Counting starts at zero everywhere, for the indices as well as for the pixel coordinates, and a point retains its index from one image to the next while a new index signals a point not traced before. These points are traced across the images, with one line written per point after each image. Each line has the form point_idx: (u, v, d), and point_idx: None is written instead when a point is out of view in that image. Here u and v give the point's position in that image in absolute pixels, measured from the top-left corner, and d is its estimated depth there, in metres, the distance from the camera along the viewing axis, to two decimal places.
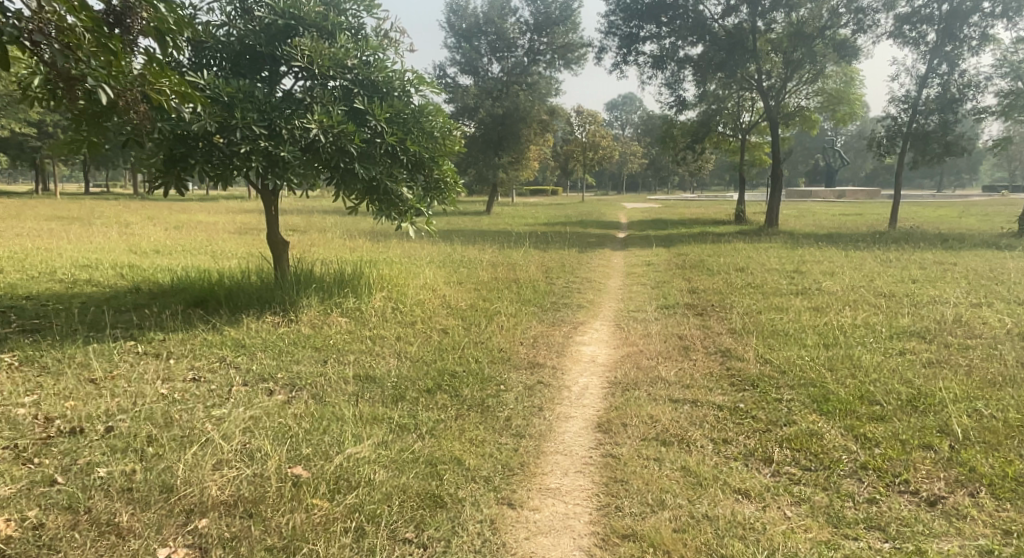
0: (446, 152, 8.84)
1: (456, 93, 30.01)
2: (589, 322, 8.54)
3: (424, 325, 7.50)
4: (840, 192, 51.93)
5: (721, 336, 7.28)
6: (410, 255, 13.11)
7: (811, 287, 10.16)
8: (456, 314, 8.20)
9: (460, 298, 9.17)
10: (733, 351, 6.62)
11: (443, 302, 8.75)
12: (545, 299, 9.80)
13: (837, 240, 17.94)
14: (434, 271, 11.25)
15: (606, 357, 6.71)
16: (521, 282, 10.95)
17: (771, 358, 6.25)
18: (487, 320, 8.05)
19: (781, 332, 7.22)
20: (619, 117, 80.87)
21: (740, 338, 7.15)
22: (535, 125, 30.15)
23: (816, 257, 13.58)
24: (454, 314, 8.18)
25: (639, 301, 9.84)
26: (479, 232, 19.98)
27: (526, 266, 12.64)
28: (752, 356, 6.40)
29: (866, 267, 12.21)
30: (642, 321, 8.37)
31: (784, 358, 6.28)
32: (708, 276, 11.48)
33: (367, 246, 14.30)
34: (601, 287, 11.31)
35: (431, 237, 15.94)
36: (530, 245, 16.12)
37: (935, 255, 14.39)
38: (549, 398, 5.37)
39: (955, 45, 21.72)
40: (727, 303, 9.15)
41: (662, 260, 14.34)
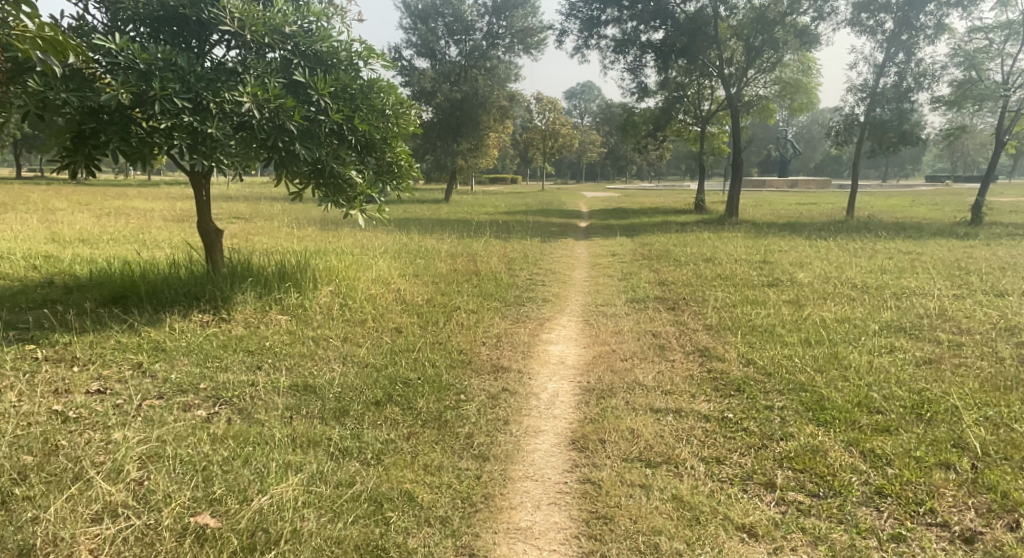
0: (400, 132, 8.13)
1: (412, 76, 29.05)
2: (555, 317, 7.95)
3: (374, 323, 6.79)
4: (794, 182, 52.65)
5: (696, 333, 6.78)
6: (363, 245, 12.33)
7: (783, 278, 9.76)
8: (411, 311, 7.50)
9: (416, 292, 8.46)
10: (710, 350, 6.12)
11: (397, 297, 8.03)
12: (508, 292, 9.16)
13: (800, 229, 17.77)
14: (389, 263, 10.50)
15: (576, 358, 6.13)
16: (482, 275, 10.28)
17: (755, 359, 5.75)
18: (445, 317, 7.38)
19: (760, 328, 6.75)
20: (577, 105, 80.52)
21: (717, 335, 6.66)
22: (494, 111, 29.41)
23: (784, 247, 13.24)
24: (408, 311, 7.49)
25: (607, 294, 9.27)
26: (437, 220, 19.28)
27: (487, 257, 12.00)
28: (732, 355, 5.89)
29: (835, 257, 11.90)
30: (610, 316, 7.83)
31: (768, 357, 5.78)
32: (676, 267, 11.01)
33: (317, 235, 13.45)
34: (566, 278, 10.72)
35: (386, 227, 15.16)
36: (490, 234, 15.48)
37: (900, 244, 14.22)
38: (514, 407, 4.76)
39: (911, 33, 21.74)
40: (699, 295, 8.67)
41: (627, 250, 13.84)
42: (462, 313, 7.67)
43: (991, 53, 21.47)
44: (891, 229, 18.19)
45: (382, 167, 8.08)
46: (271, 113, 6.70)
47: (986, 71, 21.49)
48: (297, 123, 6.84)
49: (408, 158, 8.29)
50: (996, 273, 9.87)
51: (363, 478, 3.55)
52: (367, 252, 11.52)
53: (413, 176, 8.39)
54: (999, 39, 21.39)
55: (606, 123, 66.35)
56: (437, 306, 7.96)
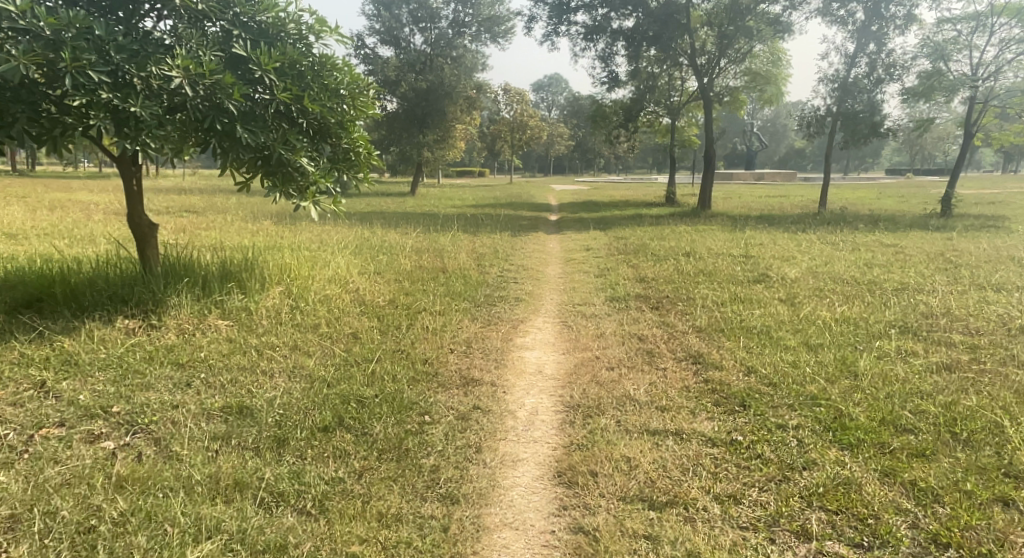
0: (357, 116, 7.36)
1: (376, 65, 28.06)
2: (530, 319, 7.28)
3: (328, 329, 6.04)
4: (759, 175, 52.75)
5: (687, 336, 6.16)
6: (322, 240, 11.49)
7: (769, 273, 9.23)
8: (371, 314, 6.75)
9: (378, 292, 7.70)
10: (704, 355, 5.52)
11: (356, 299, 7.27)
12: (478, 291, 8.45)
13: (775, 221, 17.40)
14: (350, 260, 9.73)
15: (557, 368, 5.46)
16: (451, 272, 9.54)
17: (755, 366, 5.14)
18: (410, 321, 6.65)
19: (755, 330, 6.15)
20: (544, 98, 79.87)
21: (709, 338, 6.05)
22: (461, 101, 28.58)
23: (763, 240, 12.75)
24: (369, 314, 6.74)
25: (586, 292, 8.63)
26: (402, 214, 18.47)
27: (454, 253, 11.26)
28: (731, 362, 5.29)
29: (816, 250, 11.43)
30: (590, 317, 7.17)
31: (769, 364, 5.20)
32: (655, 263, 10.40)
33: (273, 230, 12.54)
34: (539, 275, 10.04)
35: (346, 222, 14.32)
36: (458, 228, 14.75)
37: (879, 237, 13.84)
38: (488, 431, 4.08)
39: (881, 24, 21.52)
40: (683, 293, 8.07)
41: (601, 244, 13.22)
42: (430, 315, 6.94)
43: (959, 45, 21.33)
44: (865, 222, 17.94)
45: (336, 155, 7.33)
46: (207, 89, 5.89)
47: (954, 62, 21.35)
48: (237, 102, 6.05)
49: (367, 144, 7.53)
50: (985, 265, 9.46)
51: (310, 548, 2.89)
52: (326, 248, 10.69)
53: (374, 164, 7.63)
54: (966, 31, 21.26)
55: (574, 116, 65.88)
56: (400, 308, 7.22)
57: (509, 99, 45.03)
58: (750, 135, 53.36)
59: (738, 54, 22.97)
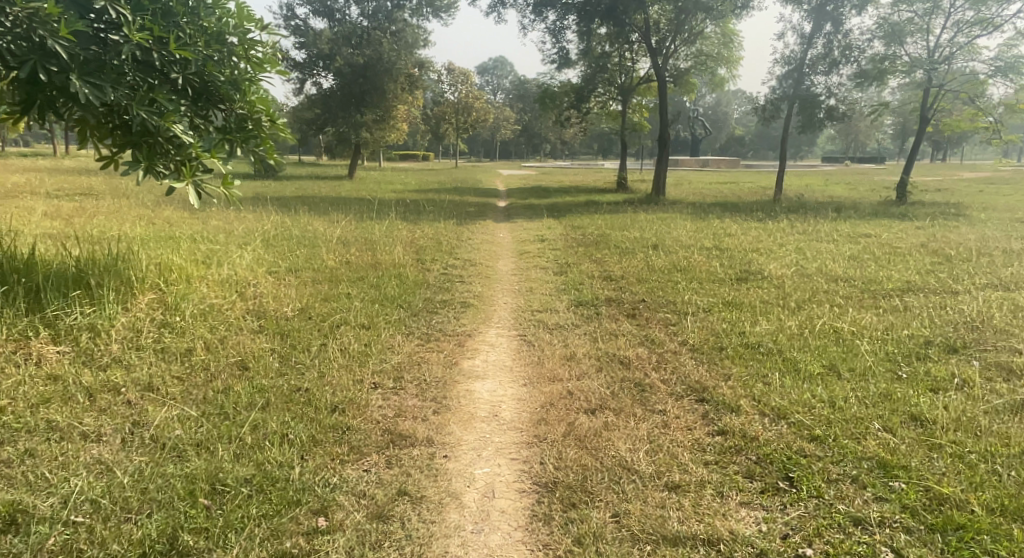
0: (256, 74, 5.84)
1: (308, 37, 25.93)
2: (480, 334, 5.85)
3: (207, 358, 4.47)
4: (703, 161, 52.53)
5: (678, 356, 4.85)
6: (233, 232, 9.79)
7: (752, 270, 8.05)
8: (273, 331, 5.20)
9: (289, 300, 6.15)
10: (709, 388, 4.20)
11: (257, 311, 5.70)
12: (415, 296, 6.95)
13: (735, 209, 16.42)
14: (262, 257, 8.11)
15: (519, 410, 4.07)
16: (385, 271, 8.01)
17: (780, 405, 3.85)
18: (325, 340, 5.16)
19: (762, 349, 4.87)
20: (490, 83, 78.10)
21: (707, 359, 4.76)
22: (402, 79, 26.70)
23: (732, 229, 11.58)
24: (270, 334, 5.21)
25: (545, 296, 7.25)
26: (335, 200, 16.74)
27: (390, 245, 9.72)
28: (747, 397, 4.00)
29: (794, 242, 10.32)
30: (554, 332, 5.80)
31: (799, 401, 3.92)
32: (620, 258, 9.08)
33: (175, 218, 10.71)
34: (489, 273, 8.60)
35: (267, 211, 12.58)
36: (397, 216, 13.17)
37: (852, 225, 12.88)
38: (422, 546, 2.67)
39: (836, 5, 20.66)
40: (660, 295, 6.79)
41: (557, 235, 11.83)
42: (352, 331, 5.45)
43: (913, 28, 20.56)
44: (828, 208, 17.13)
45: (227, 123, 5.87)
46: (21, 23, 4.31)
47: (909, 45, 20.56)
48: (67, 41, 4.46)
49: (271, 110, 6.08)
50: (987, 258, 8.44)
51: None
52: (235, 241, 9.01)
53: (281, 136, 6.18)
54: (921, 13, 20.49)
55: (520, 101, 64.45)
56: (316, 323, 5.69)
57: (453, 80, 43.47)
58: (695, 122, 53.03)
59: (691, 35, 21.85)
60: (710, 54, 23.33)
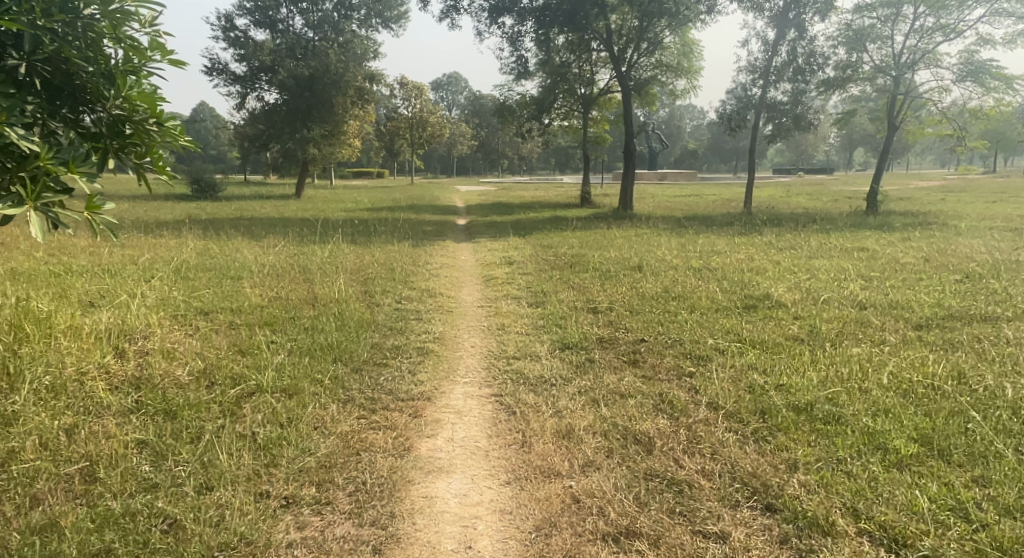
0: (139, 63, 4.54)
1: (248, 49, 24.24)
2: (442, 400, 4.52)
3: (47, 468, 3.16)
4: (661, 173, 52.10)
5: (708, 422, 3.64)
6: (146, 267, 8.30)
7: (760, 295, 6.92)
8: (160, 415, 3.87)
9: (192, 361, 4.76)
10: (766, 482, 2.99)
11: (144, 383, 4.32)
12: (359, 342, 5.60)
13: (711, 221, 15.45)
14: (172, 298, 6.68)
15: (501, 536, 2.87)
16: (325, 309, 6.64)
17: (876, 521, 2.71)
18: (231, 421, 3.82)
19: (818, 406, 3.70)
20: (444, 98, 76.61)
21: (750, 425, 3.55)
22: (351, 92, 25.18)
23: (717, 246, 10.50)
24: (154, 418, 3.85)
25: (520, 336, 5.97)
26: (278, 220, 15.15)
27: (333, 274, 8.33)
28: (828, 502, 2.83)
29: (791, 258, 9.24)
30: (537, 392, 4.53)
31: (903, 511, 2.75)
32: (603, 283, 7.87)
33: (79, 251, 9.15)
34: (452, 305, 7.27)
35: (195, 239, 11.05)
36: (344, 238, 11.76)
37: (841, 237, 11.94)
38: None
39: (798, 10, 18.95)
40: (661, 334, 5.60)
41: (525, 256, 10.55)
42: (273, 402, 4.10)
43: (875, 35, 19.60)
44: (804, 219, 16.33)
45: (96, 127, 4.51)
46: None
47: (872, 52, 19.67)
48: None
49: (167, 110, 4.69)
50: (1013, 274, 7.52)
51: None
52: (143, 277, 7.53)
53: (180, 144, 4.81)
54: (883, 19, 19.54)
55: (475, 115, 63.25)
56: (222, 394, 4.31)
57: (407, 93, 42.02)
58: (653, 135, 52.56)
59: (651, 44, 20.79)
60: (669, 64, 22.13)
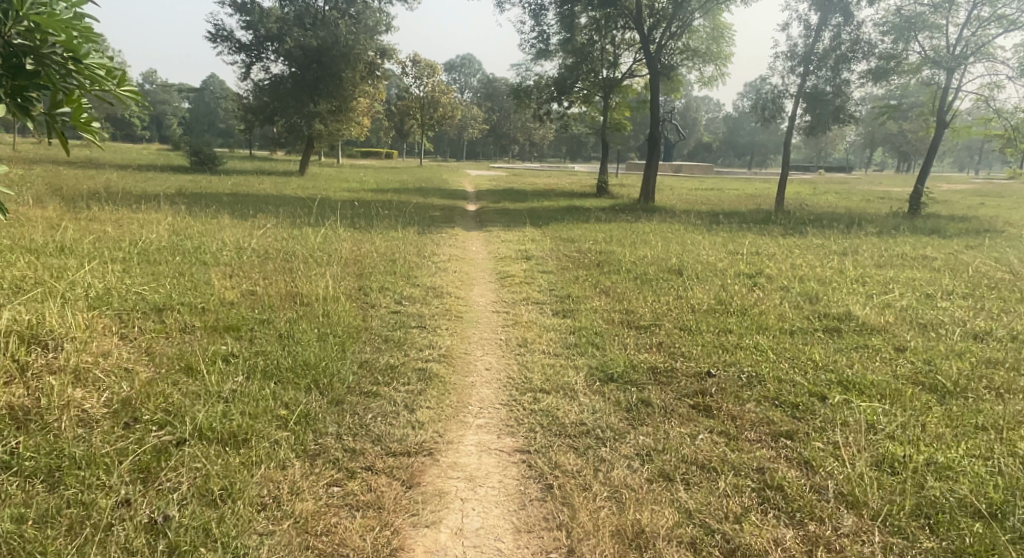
0: None
1: (254, 16, 22.84)
2: (449, 457, 3.28)
3: None
4: (676, 166, 50.56)
5: (860, 534, 2.69)
6: (106, 249, 7.10)
7: (837, 315, 5.67)
8: (37, 481, 2.75)
9: (116, 385, 3.57)
10: None
11: (33, 422, 3.14)
12: (343, 361, 4.37)
13: (746, 219, 14.14)
14: (124, 292, 5.49)
15: None
16: (307, 311, 5.43)
17: None
18: (141, 492, 2.73)
19: (1015, 515, 2.73)
20: (457, 81, 74.99)
21: (922, 545, 2.63)
22: (361, 67, 23.82)
23: (765, 249, 9.18)
24: (28, 485, 2.73)
25: (548, 359, 4.72)
26: (272, 199, 13.86)
27: (324, 265, 7.10)
28: None
29: (857, 267, 7.94)
30: (578, 452, 3.28)
31: None
32: (642, 290, 6.61)
33: (34, 228, 7.95)
34: (462, 310, 6.01)
35: (175, 217, 9.81)
36: (342, 221, 10.50)
37: (901, 242, 10.59)
38: None
39: None
40: (733, 367, 4.38)
41: (545, 251, 9.28)
42: (209, 455, 2.97)
43: (925, 24, 17.66)
44: (845, 219, 15.04)
45: None
46: None
47: (920, 43, 17.85)
48: None
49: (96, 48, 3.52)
50: None
51: None
52: (95, 265, 6.31)
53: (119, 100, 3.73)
54: (935, 6, 17.57)
55: (489, 99, 61.69)
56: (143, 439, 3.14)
57: (418, 72, 40.54)
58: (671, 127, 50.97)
59: (681, 26, 19.11)
60: (697, 50, 20.63)
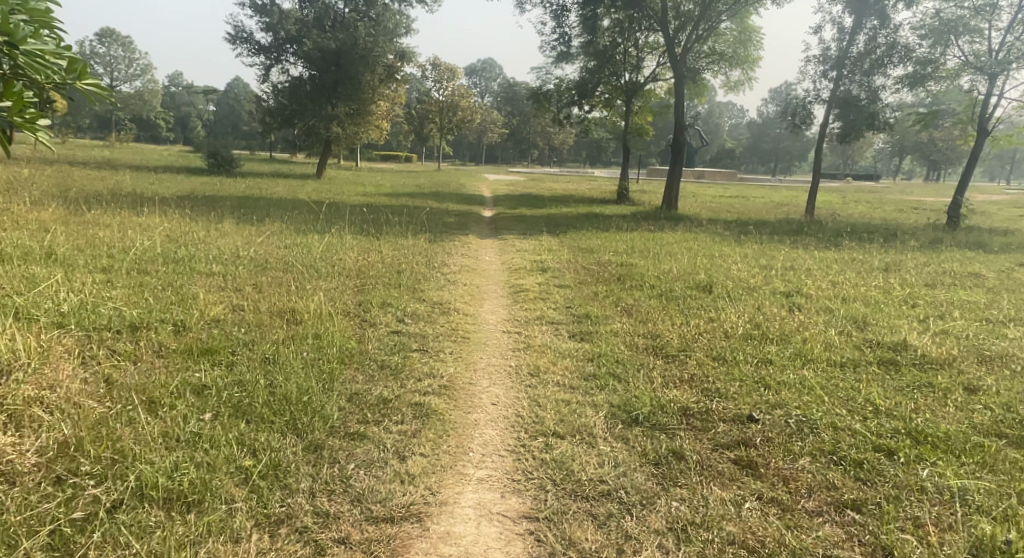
0: None
1: (272, 18, 22.56)
2: (443, 529, 2.78)
3: None
4: (699, 172, 49.61)
5: None
6: (95, 257, 6.67)
7: (889, 343, 5.04)
8: None
9: (59, 427, 3.13)
10: None
11: None
12: (329, 394, 3.84)
13: (773, 229, 13.44)
14: (100, 307, 5.03)
15: None
16: (298, 330, 4.91)
17: None
18: None
19: None
20: (478, 84, 74.58)
21: None
22: (379, 70, 23.44)
23: (800, 264, 8.51)
24: None
25: (563, 393, 4.13)
26: (282, 202, 13.42)
27: (324, 276, 6.60)
28: None
29: (904, 286, 7.26)
30: (592, 526, 2.78)
31: None
32: (668, 310, 6.03)
33: (24, 233, 7.54)
34: (470, 330, 5.44)
35: (176, 221, 9.38)
36: (350, 227, 10.01)
37: (946, 257, 9.86)
38: None
39: None
40: (777, 407, 3.80)
41: (562, 262, 8.71)
42: (147, 529, 2.60)
43: (966, 28, 16.55)
44: (879, 230, 14.33)
45: None
46: None
47: (960, 48, 16.78)
48: None
49: (35, 27, 3.08)
50: None
51: None
52: (79, 275, 5.89)
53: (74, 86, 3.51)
54: (977, 9, 16.51)
55: (509, 103, 61.18)
56: (76, 499, 2.73)
57: (439, 75, 40.14)
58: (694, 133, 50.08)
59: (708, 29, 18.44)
60: (724, 54, 19.93)
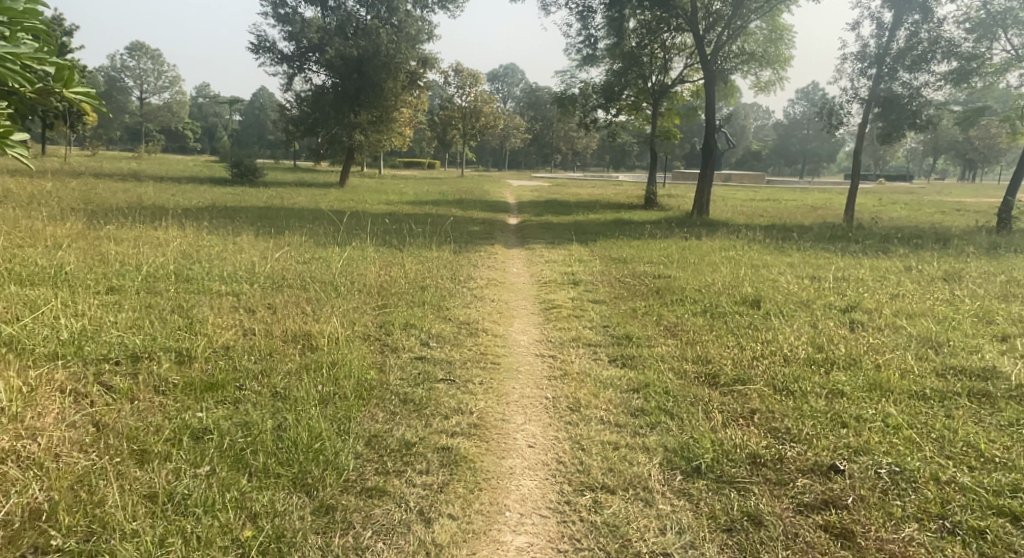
0: None
1: (295, 26, 22.37)
2: None
3: None
4: (726, 175, 48.60)
5: None
6: (105, 276, 6.33)
7: (973, 369, 4.46)
8: None
9: (32, 489, 2.75)
10: None
11: None
12: (345, 438, 3.37)
13: (815, 235, 12.76)
14: (102, 332, 4.65)
15: None
16: (311, 358, 4.46)
17: None
18: None
19: None
20: (500, 90, 74.24)
21: None
22: (401, 76, 23.15)
23: (853, 274, 7.89)
24: None
25: (610, 435, 3.59)
26: (302, 212, 13.08)
27: (343, 294, 6.17)
28: None
29: (974, 299, 6.61)
30: None
31: None
32: (716, 330, 5.51)
33: (36, 250, 7.25)
34: (500, 355, 4.95)
35: (194, 234, 9.05)
36: (371, 239, 9.60)
37: (1009, 264, 9.13)
38: None
39: None
40: (862, 454, 3.27)
41: (594, 274, 8.20)
42: None
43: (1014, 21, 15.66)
44: (925, 235, 13.61)
45: None
46: None
47: (1007, 42, 15.91)
48: None
49: (13, 34, 2.80)
50: None
51: None
52: (86, 296, 5.55)
53: (67, 97, 3.24)
54: None
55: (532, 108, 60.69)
56: None
57: (461, 80, 39.79)
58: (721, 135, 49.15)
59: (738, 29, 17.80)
60: (754, 53, 19.24)
